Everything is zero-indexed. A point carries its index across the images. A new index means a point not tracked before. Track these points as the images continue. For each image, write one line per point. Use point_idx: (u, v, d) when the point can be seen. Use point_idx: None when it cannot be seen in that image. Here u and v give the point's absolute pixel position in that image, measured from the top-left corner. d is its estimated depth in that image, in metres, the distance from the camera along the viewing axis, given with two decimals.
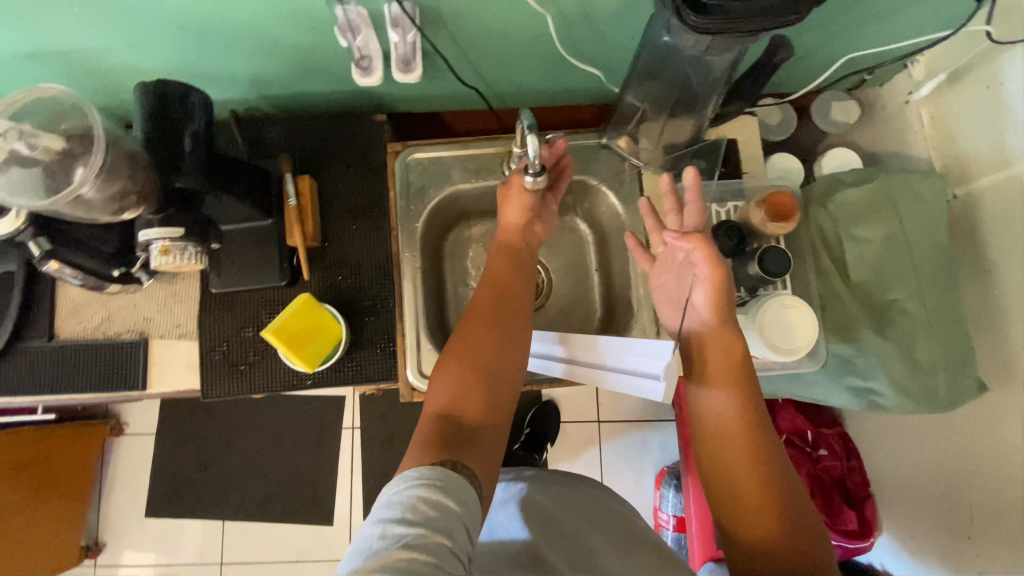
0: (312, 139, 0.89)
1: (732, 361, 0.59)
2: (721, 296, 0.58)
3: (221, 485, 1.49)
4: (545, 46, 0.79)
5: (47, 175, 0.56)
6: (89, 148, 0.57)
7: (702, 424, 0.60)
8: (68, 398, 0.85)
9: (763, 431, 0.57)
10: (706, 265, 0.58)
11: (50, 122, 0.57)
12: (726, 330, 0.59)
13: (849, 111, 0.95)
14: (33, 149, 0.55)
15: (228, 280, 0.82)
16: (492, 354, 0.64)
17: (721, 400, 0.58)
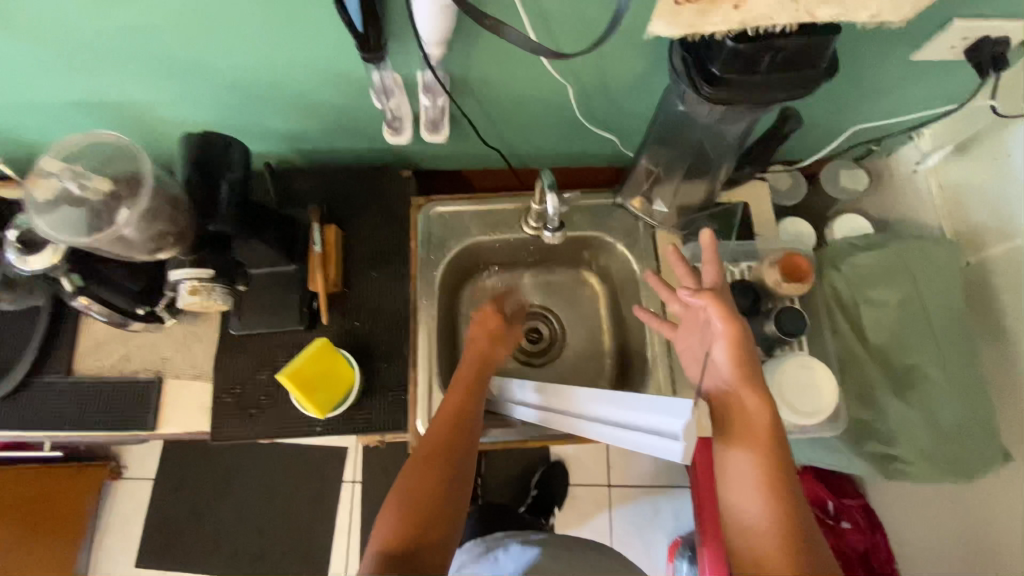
0: (338, 190, 0.93)
1: (757, 422, 0.57)
2: (741, 352, 0.58)
3: (214, 537, 1.44)
4: (565, 111, 0.84)
5: (93, 215, 0.59)
6: (135, 191, 0.60)
7: (725, 488, 0.57)
8: (75, 436, 0.84)
9: (792, 500, 0.54)
10: (721, 321, 0.59)
11: (103, 165, 0.61)
12: (750, 390, 0.57)
13: (858, 179, 0.98)
14: (82, 189, 0.59)
15: (247, 322, 0.83)
16: (447, 484, 0.60)
17: (745, 465, 0.56)
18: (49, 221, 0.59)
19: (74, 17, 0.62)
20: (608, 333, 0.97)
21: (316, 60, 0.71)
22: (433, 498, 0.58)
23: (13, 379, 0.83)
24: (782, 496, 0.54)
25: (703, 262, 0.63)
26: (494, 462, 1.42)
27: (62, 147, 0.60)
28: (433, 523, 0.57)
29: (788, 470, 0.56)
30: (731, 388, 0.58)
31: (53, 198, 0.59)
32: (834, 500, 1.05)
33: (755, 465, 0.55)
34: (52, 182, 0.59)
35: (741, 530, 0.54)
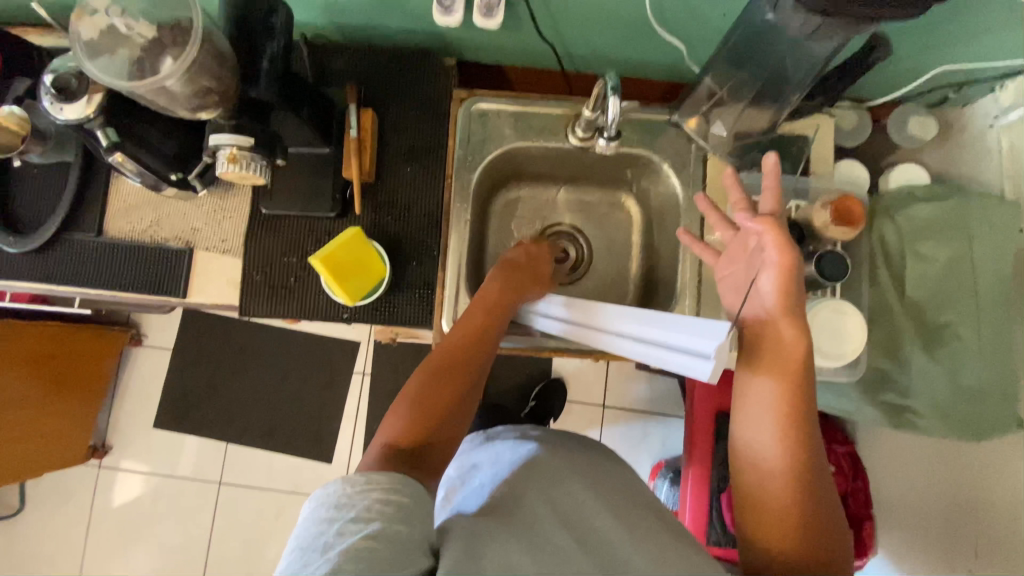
0: (377, 73, 0.88)
1: (789, 354, 0.56)
2: (790, 280, 0.56)
3: (228, 407, 1.53)
4: (634, 11, 0.76)
5: (136, 58, 0.56)
6: (180, 39, 0.56)
7: (743, 410, 0.58)
8: (107, 295, 0.86)
9: (808, 428, 0.55)
10: (778, 246, 0.56)
11: (151, 10, 0.57)
12: (793, 323, 0.56)
13: (927, 128, 0.92)
14: (130, 30, 0.57)
15: (280, 202, 0.82)
16: (455, 400, 0.63)
17: (769, 392, 0.56)
18: (93, 59, 0.56)
19: None
20: (636, 257, 0.97)
21: None
22: (436, 407, 0.62)
23: (43, 234, 0.82)
24: (799, 423, 0.55)
25: (764, 190, 0.60)
26: (498, 372, 1.47)
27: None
28: (431, 429, 0.60)
29: (810, 400, 0.56)
30: (769, 318, 0.57)
31: (99, 37, 0.56)
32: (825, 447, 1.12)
33: (778, 391, 0.56)
34: (98, 19, 0.56)
35: (752, 449, 0.56)
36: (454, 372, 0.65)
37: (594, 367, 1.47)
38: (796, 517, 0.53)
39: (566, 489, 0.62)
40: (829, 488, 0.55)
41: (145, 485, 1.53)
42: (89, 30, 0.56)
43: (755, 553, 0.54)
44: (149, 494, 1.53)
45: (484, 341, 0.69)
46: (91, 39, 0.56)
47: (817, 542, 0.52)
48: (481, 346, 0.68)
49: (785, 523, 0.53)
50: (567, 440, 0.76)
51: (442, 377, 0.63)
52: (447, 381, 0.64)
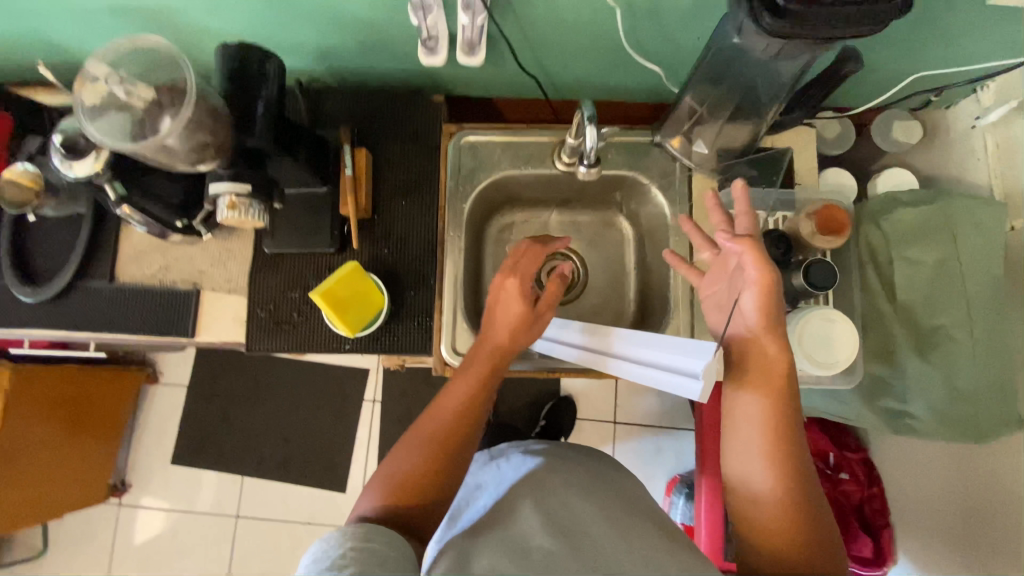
0: (370, 112, 0.92)
1: (771, 371, 0.57)
2: (770, 298, 0.57)
3: (243, 441, 1.55)
4: (609, 40, 0.80)
5: (138, 121, 0.60)
6: (179, 101, 0.60)
7: (730, 423, 0.59)
8: (120, 338, 0.89)
9: (795, 439, 0.56)
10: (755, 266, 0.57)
11: (147, 73, 0.61)
12: (772, 339, 0.57)
13: (911, 132, 0.93)
14: (130, 96, 0.60)
15: (282, 241, 0.85)
16: (444, 461, 0.63)
17: (755, 404, 0.57)
18: (97, 125, 0.60)
19: None
20: (631, 275, 0.98)
21: None
22: (429, 467, 0.62)
23: (59, 283, 0.86)
24: (786, 431, 0.56)
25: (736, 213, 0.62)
26: (506, 393, 1.48)
27: (109, 51, 0.61)
28: (426, 487, 0.61)
29: (795, 414, 0.57)
30: (753, 336, 0.58)
31: (101, 103, 0.60)
32: (836, 454, 1.14)
33: (764, 402, 0.57)
34: (99, 87, 0.60)
35: (742, 462, 0.57)
36: (447, 430, 0.64)
37: (601, 383, 1.47)
38: (790, 534, 0.53)
39: (565, 505, 0.63)
40: (821, 503, 0.55)
41: (164, 522, 1.55)
42: (91, 98, 0.60)
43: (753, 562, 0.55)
44: (168, 531, 1.55)
45: (479, 394, 0.67)
46: (94, 106, 0.60)
47: (811, 547, 0.53)
48: (472, 403, 0.66)
49: (780, 530, 0.54)
50: (575, 452, 0.78)
51: (429, 440, 0.64)
52: (437, 440, 0.63)
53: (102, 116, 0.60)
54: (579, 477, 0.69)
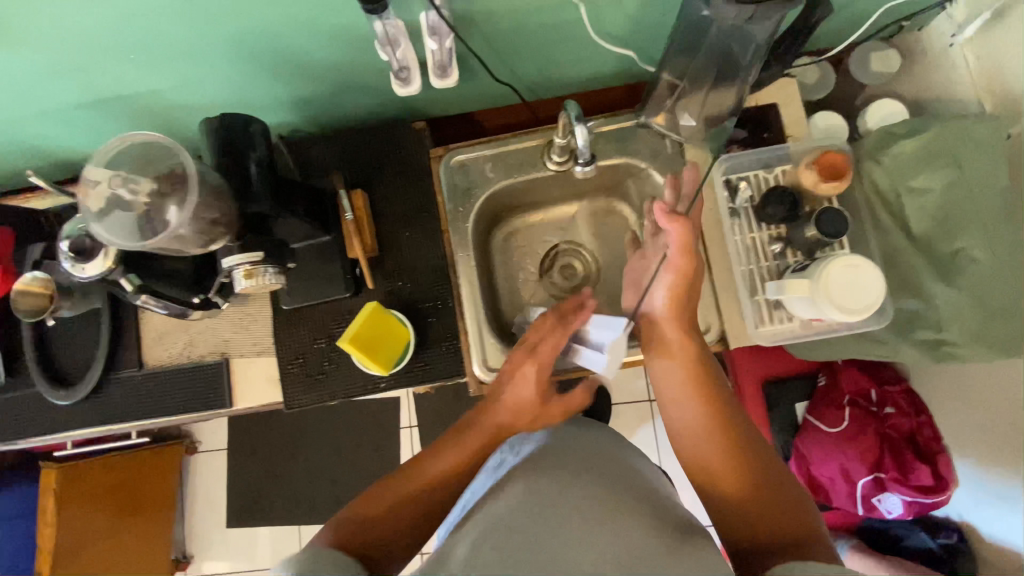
0: (356, 152, 0.92)
1: (683, 342, 0.73)
2: (681, 281, 0.73)
3: (292, 491, 1.57)
4: (576, 34, 0.80)
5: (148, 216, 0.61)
6: (184, 189, 0.60)
7: (668, 399, 0.72)
8: (161, 422, 0.90)
9: (717, 399, 0.69)
10: (677, 256, 0.72)
11: (145, 167, 0.61)
12: (677, 321, 0.73)
13: (888, 61, 0.93)
14: (134, 193, 0.60)
15: (297, 295, 0.86)
16: (404, 513, 0.65)
17: (677, 374, 0.72)
18: (106, 228, 0.60)
19: (76, 15, 0.63)
20: None
21: (313, 17, 0.69)
22: (391, 513, 0.65)
23: (91, 380, 0.87)
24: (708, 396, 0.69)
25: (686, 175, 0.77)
26: None
27: (104, 154, 0.60)
28: (385, 528, 0.63)
29: (712, 378, 0.71)
30: (663, 317, 0.74)
31: (107, 205, 0.60)
32: (878, 390, 1.16)
33: (680, 376, 0.71)
34: (101, 190, 0.60)
35: (685, 429, 0.69)
36: (412, 490, 0.67)
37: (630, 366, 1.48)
38: (753, 494, 0.62)
39: (549, 475, 0.65)
40: (765, 455, 0.66)
41: None
42: (96, 203, 0.60)
43: (733, 517, 0.63)
44: None
45: (453, 478, 0.70)
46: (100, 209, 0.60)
47: (766, 492, 0.62)
48: (453, 473, 0.70)
49: (731, 477, 0.64)
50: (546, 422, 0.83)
51: (400, 488, 0.67)
52: (402, 488, 0.67)
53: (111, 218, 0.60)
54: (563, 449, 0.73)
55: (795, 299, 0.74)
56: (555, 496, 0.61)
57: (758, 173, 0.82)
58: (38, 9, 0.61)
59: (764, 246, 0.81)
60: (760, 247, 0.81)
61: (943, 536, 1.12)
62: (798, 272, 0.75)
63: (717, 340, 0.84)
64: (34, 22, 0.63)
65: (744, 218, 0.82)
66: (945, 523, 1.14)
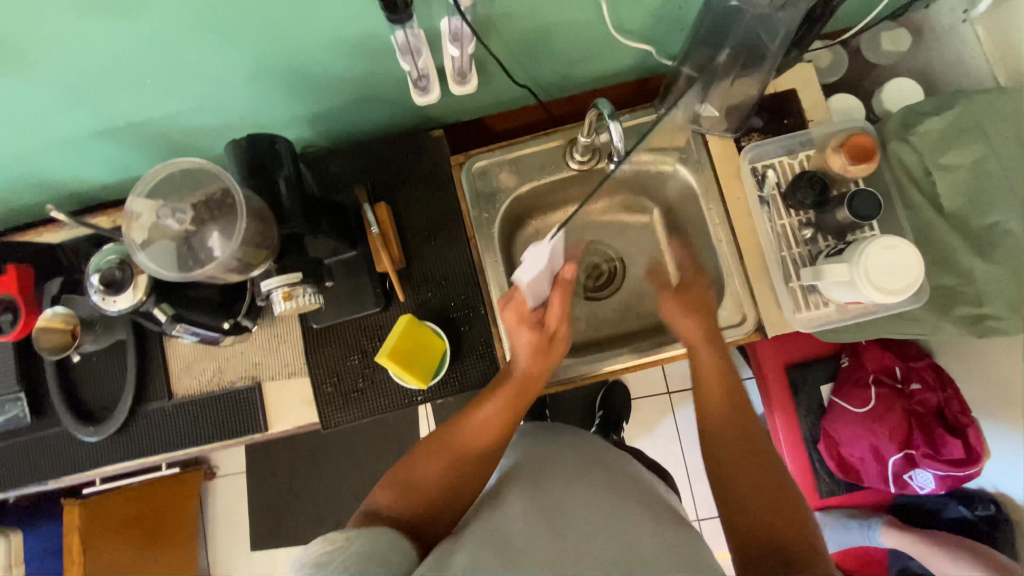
0: (376, 164, 0.91)
1: (715, 349, 0.80)
2: (708, 319, 0.82)
3: (316, 510, 1.54)
4: (595, 32, 0.79)
5: (193, 246, 0.59)
6: (232, 215, 0.59)
7: (702, 399, 0.78)
8: (193, 452, 0.88)
9: (741, 406, 0.75)
10: (699, 294, 0.84)
11: (191, 194, 0.60)
12: (709, 344, 0.80)
13: (899, 39, 0.94)
14: (181, 222, 0.59)
15: (327, 314, 0.85)
16: (442, 484, 0.72)
17: (708, 370, 0.79)
18: (150, 258, 0.58)
19: (96, 45, 0.62)
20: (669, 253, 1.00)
21: (333, 30, 0.68)
22: (428, 487, 0.71)
23: (120, 415, 0.85)
24: (727, 399, 0.76)
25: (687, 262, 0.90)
26: None
27: (145, 184, 0.59)
28: (422, 502, 0.70)
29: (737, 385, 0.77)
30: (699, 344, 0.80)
31: (149, 236, 0.59)
32: (902, 366, 1.18)
33: (707, 381, 0.78)
34: (146, 221, 0.59)
35: (719, 432, 0.74)
36: (448, 456, 0.73)
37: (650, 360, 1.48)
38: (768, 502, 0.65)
39: (550, 488, 0.72)
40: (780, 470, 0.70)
41: None
42: (139, 234, 0.59)
43: (735, 518, 0.66)
44: None
45: (486, 436, 0.75)
46: (145, 240, 0.59)
47: (781, 505, 0.65)
48: (495, 422, 0.75)
49: (741, 481, 0.68)
50: (550, 433, 0.87)
51: (439, 455, 0.73)
52: (438, 458, 0.73)
53: (155, 248, 0.58)
54: (561, 460, 0.79)
55: (833, 284, 0.74)
56: (558, 507, 0.68)
57: (783, 160, 0.83)
58: (55, 38, 0.59)
59: (794, 232, 0.81)
60: (790, 233, 0.81)
61: (981, 508, 1.13)
62: (834, 256, 0.74)
63: (754, 329, 0.84)
64: (49, 52, 0.61)
65: (772, 206, 0.82)
66: (980, 496, 1.15)
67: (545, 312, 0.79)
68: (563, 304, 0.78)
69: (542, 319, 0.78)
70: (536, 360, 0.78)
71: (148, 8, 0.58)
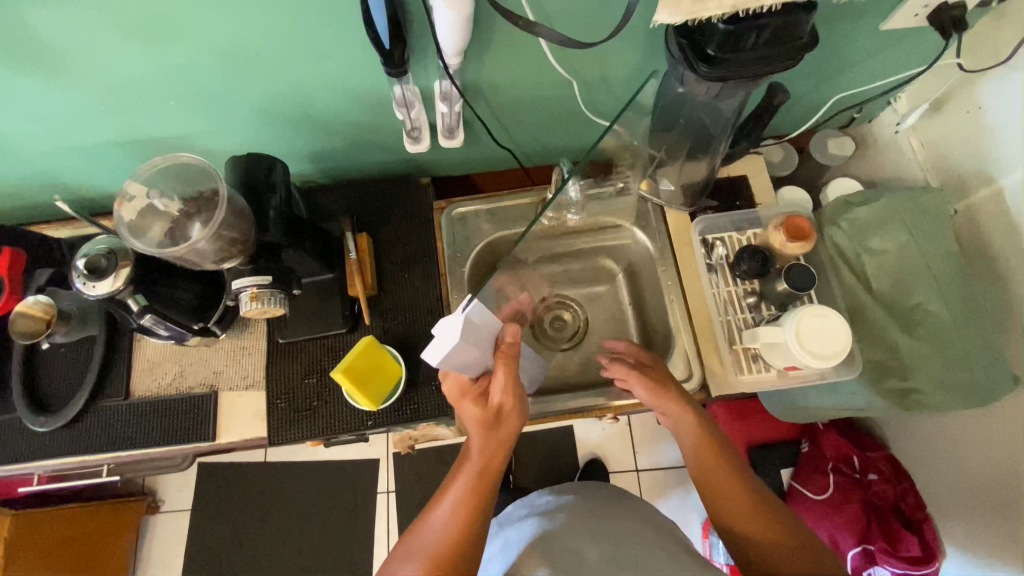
0: (364, 201, 0.99)
1: (687, 412, 0.81)
2: (654, 387, 0.83)
3: (257, 558, 1.45)
4: (569, 107, 0.91)
5: (175, 231, 0.68)
6: (215, 208, 0.67)
7: (686, 445, 0.81)
8: (139, 455, 0.88)
9: (727, 455, 0.78)
10: (638, 375, 0.84)
11: (184, 185, 0.70)
12: (679, 408, 0.81)
13: (844, 146, 1.05)
14: (169, 207, 0.68)
15: (293, 331, 0.89)
16: None
17: (688, 428, 0.81)
18: (138, 237, 0.67)
19: (131, 69, 0.72)
20: (630, 315, 1.05)
21: (338, 79, 0.79)
22: None
23: (75, 407, 0.86)
24: (717, 448, 0.79)
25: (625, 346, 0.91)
26: (526, 461, 1.46)
27: (143, 173, 0.69)
28: None
29: (715, 432, 0.81)
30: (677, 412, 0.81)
31: (137, 216, 0.68)
32: (860, 455, 1.15)
33: (696, 450, 0.80)
34: (136, 204, 0.67)
35: (724, 490, 0.75)
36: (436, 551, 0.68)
37: (615, 430, 1.48)
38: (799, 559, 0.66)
39: (569, 548, 0.82)
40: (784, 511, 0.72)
41: None
42: (129, 213, 0.67)
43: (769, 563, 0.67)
44: None
45: (468, 512, 0.71)
46: (134, 220, 0.68)
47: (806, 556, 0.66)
48: (472, 492, 0.72)
49: (760, 536, 0.70)
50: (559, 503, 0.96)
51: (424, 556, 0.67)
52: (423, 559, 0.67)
53: (146, 228, 0.67)
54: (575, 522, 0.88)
55: (772, 347, 0.79)
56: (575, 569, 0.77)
57: (732, 234, 0.90)
58: (95, 56, 0.69)
59: (739, 299, 0.87)
60: (735, 300, 0.87)
61: None
62: (772, 320, 0.79)
63: (699, 388, 0.87)
64: (87, 69, 0.71)
65: (720, 273, 0.89)
66: None
67: (488, 381, 0.77)
68: (508, 373, 0.75)
69: (485, 392, 0.77)
70: (506, 415, 0.76)
71: (181, 41, 0.68)
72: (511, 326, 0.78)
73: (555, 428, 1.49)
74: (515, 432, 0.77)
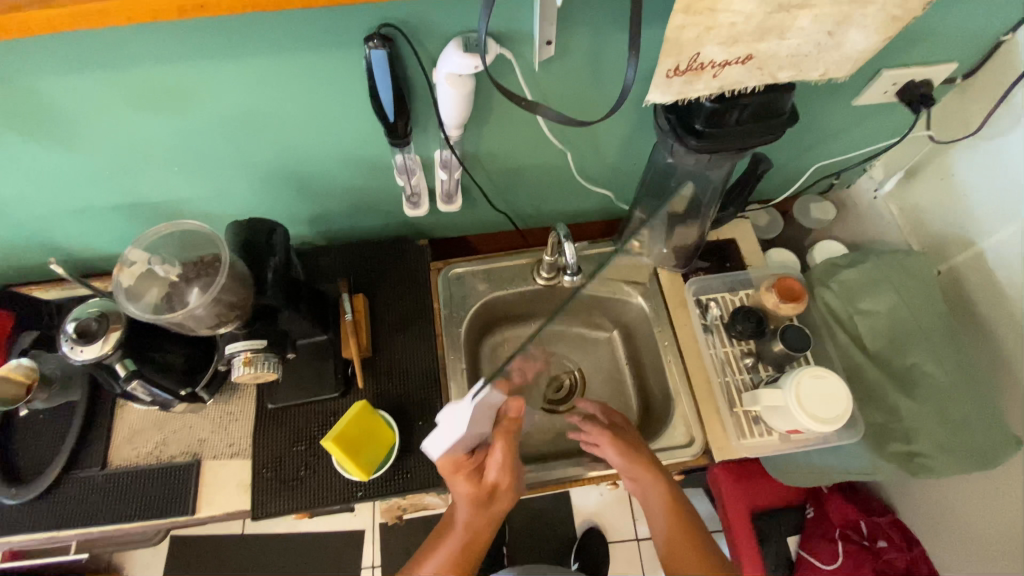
0: (361, 263, 1.00)
1: (660, 489, 0.80)
2: (630, 458, 0.81)
3: None
4: (563, 176, 0.94)
5: (172, 296, 0.67)
6: (215, 272, 0.67)
7: (652, 515, 0.82)
8: (110, 532, 0.82)
9: (693, 532, 0.79)
10: (613, 443, 0.82)
11: (186, 250, 0.70)
12: (653, 484, 0.80)
13: (826, 210, 1.09)
14: (168, 272, 0.68)
15: (284, 396, 0.87)
16: None
17: (658, 504, 0.80)
18: (133, 301, 0.67)
19: (140, 138, 0.74)
20: (628, 376, 1.04)
21: (342, 147, 0.82)
22: None
23: (48, 477, 0.82)
24: (686, 524, 0.80)
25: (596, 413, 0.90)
26: (521, 531, 1.39)
27: (147, 239, 0.70)
28: None
29: (684, 507, 0.81)
30: (648, 486, 0.80)
31: (136, 281, 0.68)
32: (866, 521, 1.10)
33: (664, 524, 0.81)
34: (136, 268, 0.68)
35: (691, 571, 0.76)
36: None
37: (614, 496, 1.42)
38: None
39: None
40: None
41: None
42: (128, 277, 0.68)
43: None
44: None
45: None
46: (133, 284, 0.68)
47: None
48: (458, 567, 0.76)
49: None
50: None
51: None
52: None
53: (141, 292, 0.67)
54: None
55: (773, 410, 0.78)
56: None
57: (725, 295, 0.93)
58: (106, 126, 0.71)
59: (737, 359, 0.88)
60: (733, 360, 0.88)
61: None
62: (770, 383, 0.79)
63: (701, 453, 0.85)
64: (97, 138, 0.73)
65: (715, 333, 0.90)
66: None
67: (484, 454, 0.74)
68: (507, 450, 0.73)
69: (480, 466, 0.74)
70: (488, 493, 0.75)
71: (192, 113, 0.71)
72: (517, 399, 0.72)
73: (551, 494, 1.43)
74: (504, 506, 0.77)
